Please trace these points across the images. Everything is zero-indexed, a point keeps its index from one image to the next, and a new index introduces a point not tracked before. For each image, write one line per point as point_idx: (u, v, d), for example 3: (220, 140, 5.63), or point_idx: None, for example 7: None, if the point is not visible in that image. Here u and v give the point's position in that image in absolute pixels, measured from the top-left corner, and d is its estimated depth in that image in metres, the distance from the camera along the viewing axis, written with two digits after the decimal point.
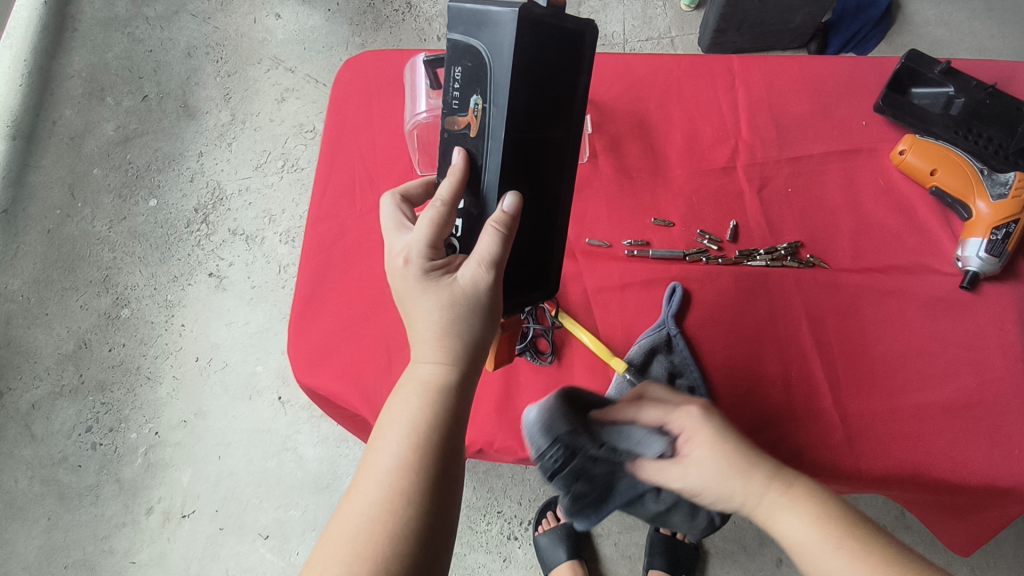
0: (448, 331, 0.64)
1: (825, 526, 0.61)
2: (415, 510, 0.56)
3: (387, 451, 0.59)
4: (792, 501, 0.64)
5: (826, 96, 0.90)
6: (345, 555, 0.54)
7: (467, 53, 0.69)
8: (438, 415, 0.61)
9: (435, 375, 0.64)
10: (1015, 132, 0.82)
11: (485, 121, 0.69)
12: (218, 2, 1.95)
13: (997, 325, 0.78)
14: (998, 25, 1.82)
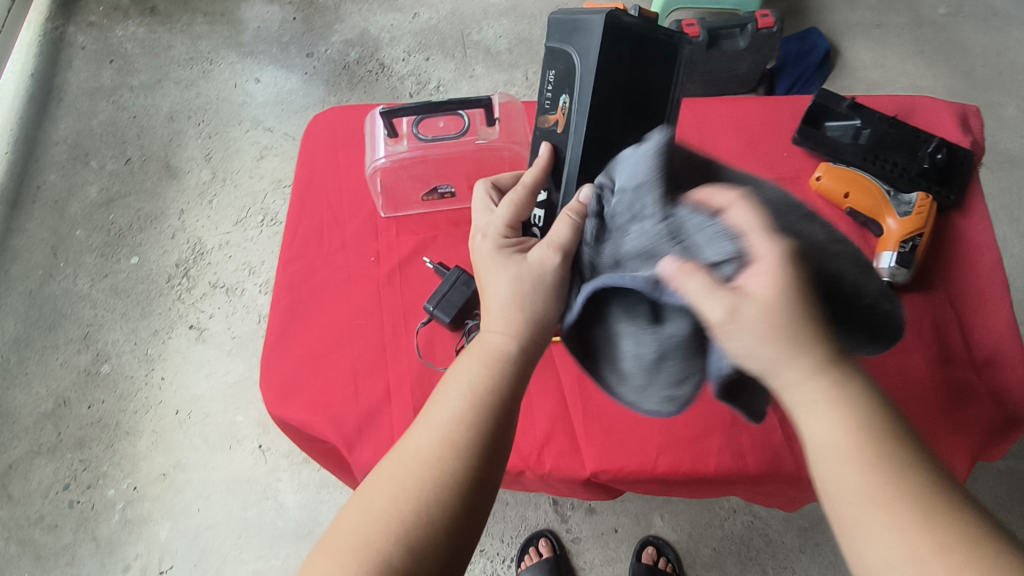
0: (513, 305, 0.67)
1: (865, 439, 0.51)
2: (463, 463, 0.58)
3: (446, 407, 0.62)
4: (842, 398, 0.53)
5: (750, 132, 0.99)
6: (392, 494, 0.56)
7: (563, 57, 0.78)
8: (498, 383, 0.63)
9: (504, 345, 0.66)
10: (916, 157, 0.92)
11: (570, 119, 0.78)
12: (200, 70, 2.07)
13: (915, 328, 0.84)
14: (929, 65, 1.97)
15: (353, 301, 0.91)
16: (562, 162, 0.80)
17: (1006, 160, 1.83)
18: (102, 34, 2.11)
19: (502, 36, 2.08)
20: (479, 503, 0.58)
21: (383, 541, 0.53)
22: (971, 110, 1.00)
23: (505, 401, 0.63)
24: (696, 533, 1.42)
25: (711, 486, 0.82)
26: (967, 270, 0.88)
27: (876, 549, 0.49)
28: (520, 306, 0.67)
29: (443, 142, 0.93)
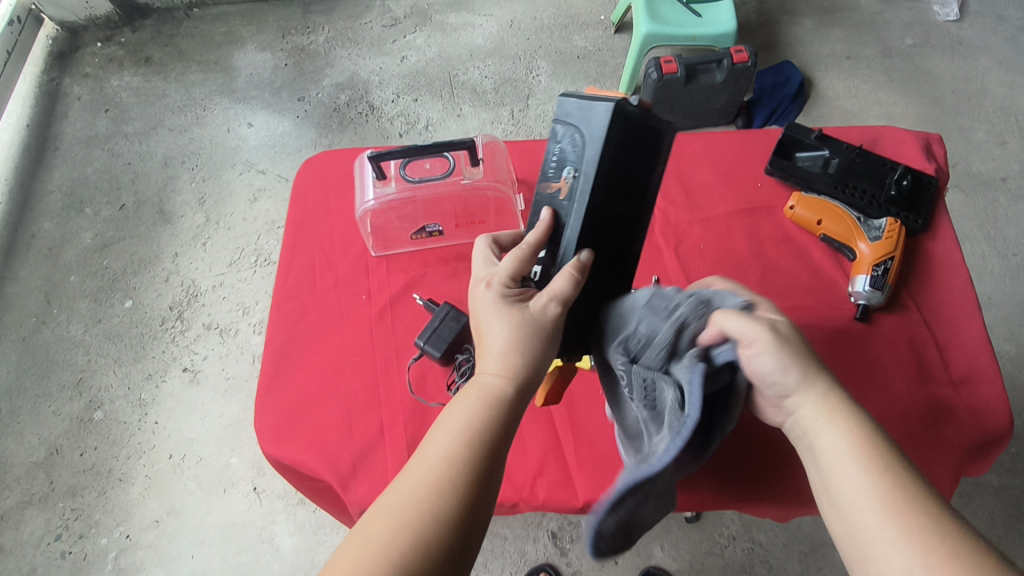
0: (506, 347, 0.69)
1: (868, 455, 0.57)
2: (459, 499, 0.57)
3: (442, 442, 0.62)
4: (838, 415, 0.61)
5: (725, 164, 1.03)
6: (391, 528, 0.55)
7: (561, 134, 0.72)
8: (492, 421, 0.64)
9: (497, 383, 0.67)
10: (883, 184, 0.97)
11: (574, 188, 0.73)
12: (193, 116, 2.12)
13: (892, 348, 0.87)
14: (900, 93, 2.05)
15: (346, 339, 0.93)
16: (562, 227, 0.75)
17: (980, 182, 1.89)
18: (98, 85, 2.17)
19: (487, 76, 2.15)
20: (472, 538, 0.57)
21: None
22: (933, 138, 1.05)
23: (499, 439, 0.63)
24: (696, 562, 1.42)
25: (701, 509, 0.83)
26: (939, 289, 0.92)
27: (884, 547, 0.52)
28: (512, 346, 0.69)
29: (429, 183, 0.94)
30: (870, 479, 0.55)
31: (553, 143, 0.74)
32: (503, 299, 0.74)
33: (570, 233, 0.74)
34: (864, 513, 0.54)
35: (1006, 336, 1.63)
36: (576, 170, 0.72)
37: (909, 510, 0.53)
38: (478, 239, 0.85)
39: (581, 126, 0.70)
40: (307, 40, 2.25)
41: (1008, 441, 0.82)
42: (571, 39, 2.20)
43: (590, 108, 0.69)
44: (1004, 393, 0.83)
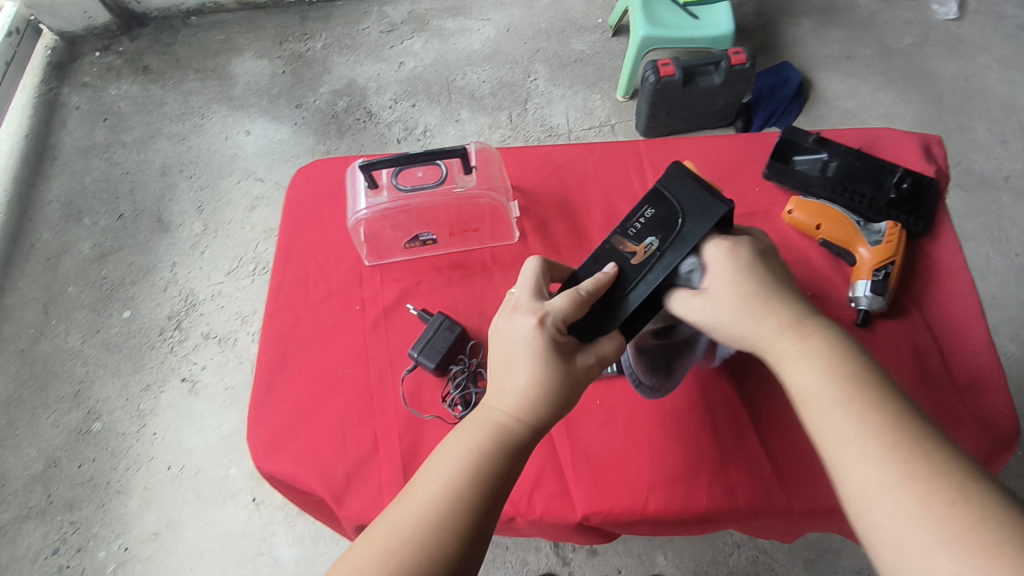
0: (544, 400, 0.66)
1: (842, 386, 0.60)
2: (451, 539, 0.56)
3: (437, 476, 0.61)
4: (811, 354, 0.64)
5: (722, 169, 1.02)
6: (381, 565, 0.54)
7: (675, 207, 0.75)
8: (494, 458, 0.62)
9: (506, 421, 0.65)
10: (882, 187, 0.95)
11: (650, 259, 0.74)
12: (191, 125, 2.11)
13: (894, 354, 0.85)
14: (901, 93, 2.03)
15: (340, 350, 0.92)
16: (621, 290, 0.74)
17: (983, 182, 1.87)
18: (96, 94, 2.16)
19: (485, 81, 2.14)
20: (468, 574, 0.56)
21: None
22: (933, 140, 1.03)
23: (502, 477, 0.62)
24: (700, 571, 1.40)
25: (702, 522, 0.81)
26: (942, 293, 0.90)
27: (860, 471, 0.55)
28: (551, 402, 0.66)
29: (421, 192, 0.93)
30: (847, 412, 0.58)
31: (650, 209, 0.76)
32: (554, 344, 0.68)
33: (636, 294, 0.73)
34: (843, 444, 0.57)
35: (1012, 337, 1.61)
36: (660, 245, 0.74)
37: (884, 436, 0.56)
38: (529, 260, 0.78)
39: (692, 210, 0.74)
40: (304, 47, 2.24)
41: (1017, 448, 0.79)
42: (568, 43, 2.20)
43: (706, 200, 0.73)
44: (1011, 399, 0.81)
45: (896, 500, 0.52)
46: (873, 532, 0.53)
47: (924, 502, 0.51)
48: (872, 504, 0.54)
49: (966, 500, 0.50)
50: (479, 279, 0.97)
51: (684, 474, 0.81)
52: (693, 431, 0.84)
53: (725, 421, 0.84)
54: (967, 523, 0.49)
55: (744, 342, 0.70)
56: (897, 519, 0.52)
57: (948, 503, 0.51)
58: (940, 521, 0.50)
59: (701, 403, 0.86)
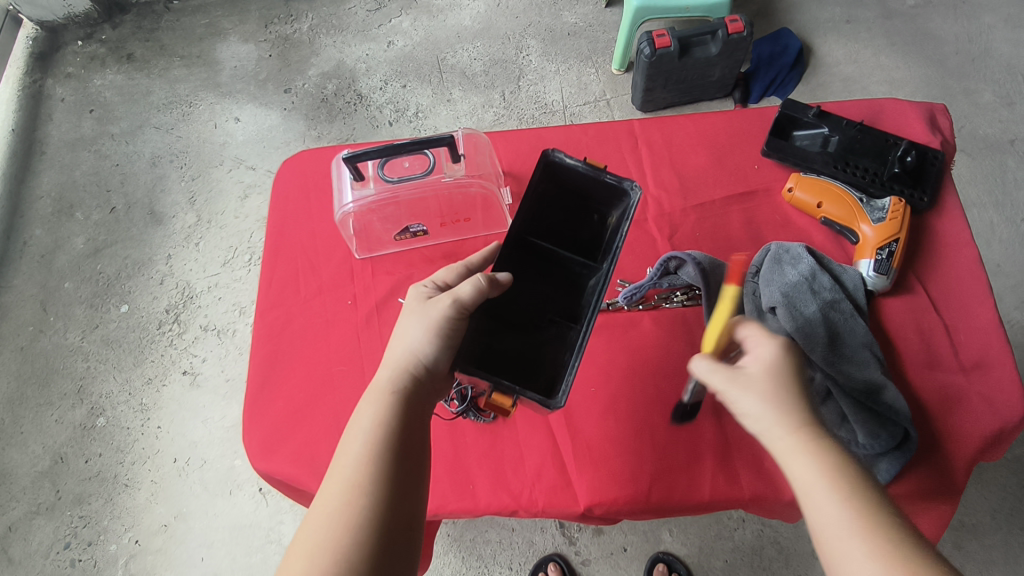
0: (406, 349, 0.70)
1: (839, 481, 0.56)
2: (373, 504, 0.60)
3: (348, 454, 0.64)
4: (813, 444, 0.58)
5: (719, 147, 0.99)
6: (307, 551, 0.58)
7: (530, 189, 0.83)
8: (389, 419, 0.66)
9: (388, 379, 0.69)
10: (885, 161, 0.92)
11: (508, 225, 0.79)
12: (179, 113, 2.07)
13: (903, 332, 0.84)
14: (903, 57, 1.98)
15: (333, 346, 0.90)
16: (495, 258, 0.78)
17: (987, 146, 1.83)
18: (81, 85, 2.11)
19: (477, 58, 2.09)
20: (395, 529, 0.60)
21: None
22: (938, 109, 1.00)
23: (398, 432, 0.65)
24: (707, 546, 1.40)
25: (706, 509, 0.80)
26: (948, 269, 0.88)
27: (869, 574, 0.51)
28: (412, 349, 0.70)
29: (409, 182, 0.89)
30: (853, 507, 0.55)
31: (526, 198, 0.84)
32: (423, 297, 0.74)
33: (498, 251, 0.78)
34: (850, 547, 0.53)
35: (1017, 305, 1.59)
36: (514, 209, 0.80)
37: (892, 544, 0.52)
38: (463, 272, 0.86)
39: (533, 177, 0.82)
40: (290, 29, 2.18)
41: None
42: (561, 16, 2.13)
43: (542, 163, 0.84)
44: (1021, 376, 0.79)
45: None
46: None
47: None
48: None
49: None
50: None
51: (687, 462, 0.80)
52: (697, 418, 0.83)
53: (728, 407, 0.83)
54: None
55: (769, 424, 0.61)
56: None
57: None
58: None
59: (704, 389, 0.85)
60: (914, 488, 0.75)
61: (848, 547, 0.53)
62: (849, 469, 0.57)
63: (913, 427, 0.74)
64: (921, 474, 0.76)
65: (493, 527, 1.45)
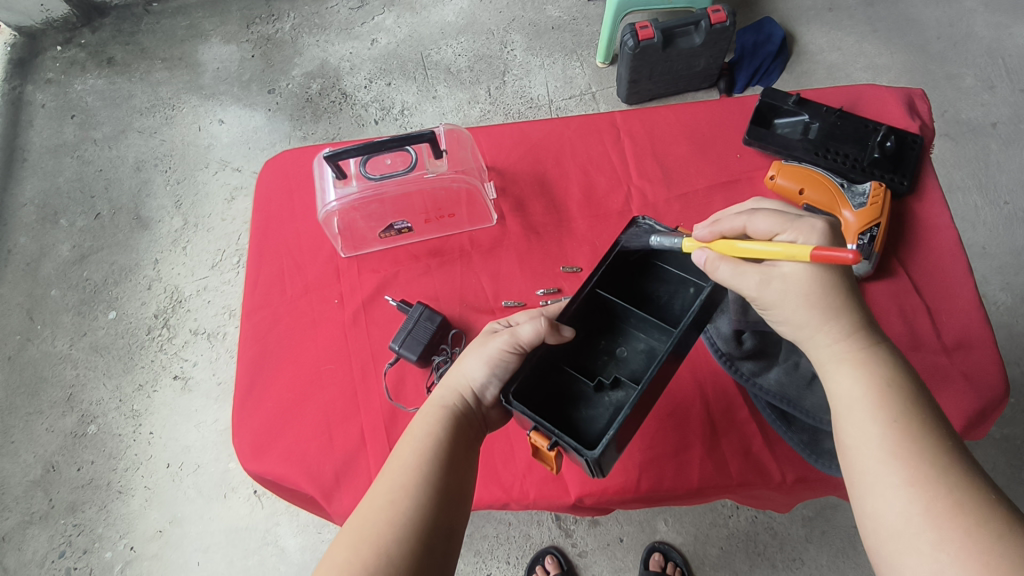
0: (464, 375, 0.70)
1: (888, 402, 0.57)
2: (417, 508, 0.59)
3: (403, 459, 0.64)
4: (866, 366, 0.60)
5: (702, 137, 0.99)
6: (352, 544, 0.57)
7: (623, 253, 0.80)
8: (442, 432, 0.66)
9: (446, 398, 0.70)
10: (866, 147, 0.93)
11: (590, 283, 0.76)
12: (162, 116, 2.05)
13: (885, 315, 0.85)
14: (886, 43, 1.99)
15: (320, 347, 0.90)
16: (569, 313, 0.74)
17: (970, 130, 1.84)
18: (61, 90, 2.09)
19: (461, 54, 2.08)
20: (438, 535, 0.59)
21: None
22: (917, 94, 1.00)
23: (448, 446, 0.65)
24: (702, 534, 1.41)
25: (696, 496, 0.81)
26: (930, 252, 0.89)
27: (883, 477, 0.54)
28: (468, 376, 0.70)
29: (391, 180, 0.89)
30: (893, 426, 0.56)
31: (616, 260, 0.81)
32: (492, 331, 0.74)
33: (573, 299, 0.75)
34: (886, 465, 0.54)
35: (1002, 286, 1.61)
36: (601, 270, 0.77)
37: (925, 455, 0.54)
38: None
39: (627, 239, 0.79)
40: (272, 29, 2.16)
41: (1006, 406, 0.79)
42: (545, 10, 2.13)
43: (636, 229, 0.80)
44: (1000, 356, 0.80)
45: (922, 552, 0.50)
46: (890, 540, 0.52)
47: (967, 534, 0.49)
48: (895, 529, 0.52)
49: (1012, 537, 0.48)
50: (458, 266, 0.95)
51: (675, 449, 0.81)
52: (683, 407, 0.83)
53: (715, 394, 0.84)
54: (1016, 569, 0.46)
55: (799, 330, 0.65)
56: (927, 550, 0.49)
57: (992, 536, 0.48)
58: (987, 555, 0.47)
59: (691, 377, 0.85)
60: None
61: (886, 466, 0.54)
62: (898, 391, 0.58)
63: None
64: None
65: (490, 522, 1.46)
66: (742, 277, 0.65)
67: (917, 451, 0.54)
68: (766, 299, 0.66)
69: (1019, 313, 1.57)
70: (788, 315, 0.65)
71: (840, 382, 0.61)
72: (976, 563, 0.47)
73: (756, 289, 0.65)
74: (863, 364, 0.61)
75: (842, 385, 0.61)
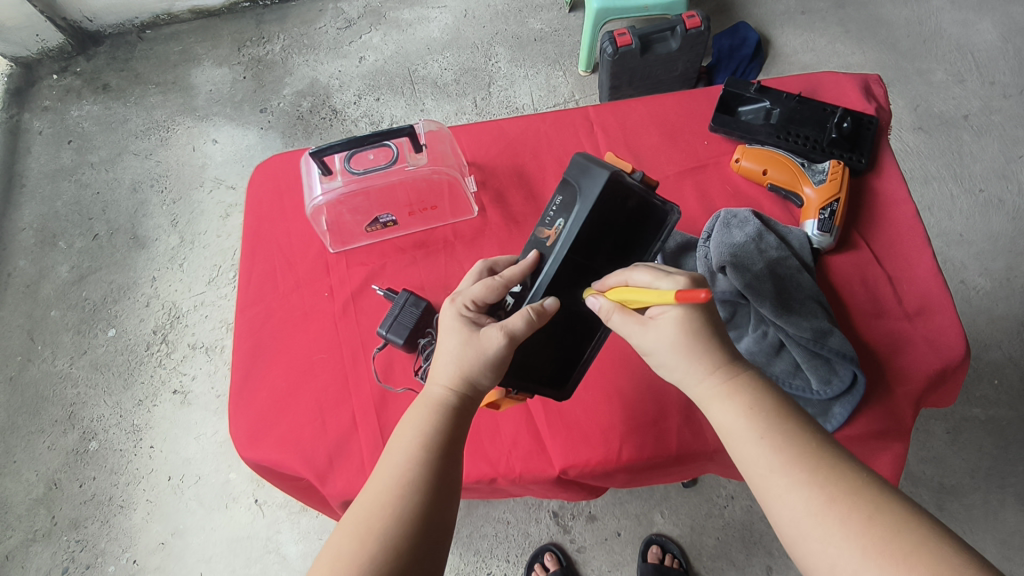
0: (454, 376, 0.70)
1: (757, 421, 0.61)
2: (414, 500, 0.61)
3: (400, 448, 0.65)
4: (734, 391, 0.64)
5: (672, 126, 1.04)
6: (358, 537, 0.59)
7: (567, 192, 0.77)
8: (439, 427, 0.67)
9: (445, 397, 0.69)
10: (824, 128, 0.98)
11: (559, 237, 0.75)
12: (158, 139, 2.11)
13: (849, 285, 0.89)
14: (858, 43, 2.06)
15: (312, 338, 0.94)
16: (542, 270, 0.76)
17: (943, 122, 1.90)
18: (58, 117, 2.14)
19: (447, 68, 2.14)
20: (441, 525, 0.62)
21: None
22: (873, 79, 1.06)
23: (449, 439, 0.66)
24: (698, 525, 1.44)
25: (677, 464, 0.84)
26: (889, 224, 0.93)
27: (781, 498, 0.57)
28: (454, 374, 0.70)
29: (375, 173, 0.94)
30: (772, 446, 0.59)
31: (556, 197, 0.78)
32: (463, 318, 0.73)
33: (548, 272, 0.75)
34: (771, 480, 0.59)
35: (980, 271, 1.65)
36: (566, 221, 0.75)
37: (802, 467, 0.58)
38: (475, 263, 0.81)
39: (585, 189, 0.74)
40: (263, 51, 2.23)
41: (968, 367, 0.83)
42: (527, 23, 2.19)
43: (593, 173, 0.74)
44: (960, 319, 0.84)
45: (819, 553, 0.54)
46: (804, 556, 0.55)
47: (846, 526, 0.53)
48: (795, 536, 0.56)
49: (881, 518, 0.53)
50: (442, 255, 0.99)
51: (652, 419, 0.84)
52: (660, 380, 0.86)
53: None
54: (877, 550, 0.51)
55: (673, 375, 0.67)
56: (822, 551, 0.54)
57: (867, 519, 0.53)
58: (869, 541, 0.52)
59: None
60: (870, 427, 0.79)
61: (772, 482, 0.58)
62: (764, 409, 0.62)
63: (860, 370, 0.79)
64: (874, 413, 0.80)
65: (489, 522, 1.47)
66: (628, 326, 0.69)
67: (791, 459, 0.58)
68: (648, 347, 0.68)
69: (998, 297, 1.61)
70: (666, 360, 0.67)
71: (719, 417, 0.64)
72: (863, 553, 0.52)
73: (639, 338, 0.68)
74: (731, 392, 0.64)
75: (724, 420, 0.63)
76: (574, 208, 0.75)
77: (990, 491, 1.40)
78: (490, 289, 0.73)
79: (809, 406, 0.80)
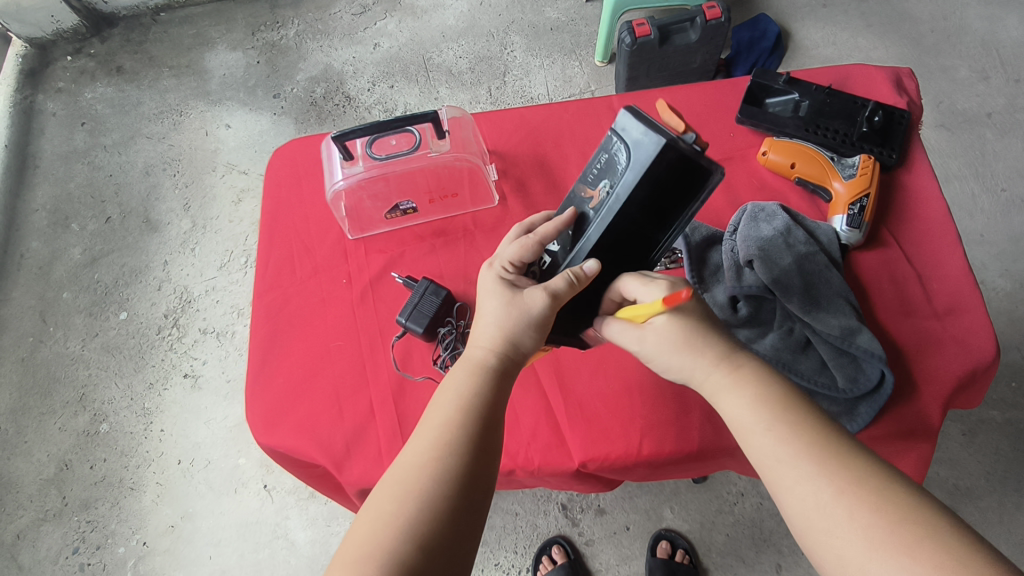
0: (497, 337, 0.69)
1: (765, 414, 0.61)
2: (457, 459, 0.61)
3: (443, 408, 0.65)
4: (741, 384, 0.64)
5: (698, 116, 1.02)
6: (396, 497, 0.59)
7: (610, 150, 0.72)
8: (481, 390, 0.66)
9: (486, 358, 0.68)
10: (854, 121, 0.96)
11: (603, 202, 0.73)
12: (171, 122, 2.10)
13: (877, 282, 0.87)
14: (880, 37, 2.02)
15: (329, 324, 0.93)
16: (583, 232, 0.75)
17: (966, 119, 1.86)
18: (72, 99, 2.14)
19: (462, 56, 2.12)
20: (480, 487, 0.61)
21: (393, 541, 0.56)
22: (905, 72, 1.03)
23: (490, 406, 0.65)
24: (708, 522, 1.43)
25: (698, 459, 0.83)
26: (919, 221, 0.91)
27: (791, 488, 0.56)
28: (496, 334, 0.69)
29: (398, 159, 0.93)
30: (779, 437, 0.59)
31: (603, 153, 0.73)
32: (502, 280, 0.73)
33: (590, 236, 0.74)
34: (781, 471, 0.58)
35: (1001, 272, 1.63)
36: (612, 185, 0.72)
37: (812, 456, 0.57)
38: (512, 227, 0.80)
39: (630, 156, 0.69)
40: (277, 35, 2.21)
41: (998, 369, 0.81)
42: (543, 12, 2.17)
43: (643, 138, 0.68)
44: (991, 320, 0.82)
45: (830, 544, 0.53)
46: (817, 550, 0.54)
47: (856, 515, 0.52)
48: (806, 530, 0.55)
49: (892, 509, 0.52)
50: (462, 244, 0.98)
51: (674, 415, 0.83)
52: None
53: None
54: (891, 538, 0.50)
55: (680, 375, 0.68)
56: (833, 542, 0.52)
57: (878, 509, 0.52)
58: (879, 531, 0.51)
59: None
60: (898, 426, 0.78)
61: (784, 471, 0.57)
62: (772, 401, 0.62)
63: (888, 369, 0.77)
64: (901, 412, 0.79)
65: (498, 513, 1.47)
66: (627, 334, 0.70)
67: (800, 449, 0.58)
68: (651, 352, 0.69)
69: (1018, 298, 1.58)
70: (669, 362, 0.68)
71: (729, 409, 0.64)
72: (872, 545, 0.50)
73: (639, 344, 0.70)
74: (740, 386, 0.64)
75: (733, 414, 0.63)
76: (621, 172, 0.70)
77: (1005, 494, 1.39)
78: (528, 250, 0.73)
79: (834, 404, 0.79)
